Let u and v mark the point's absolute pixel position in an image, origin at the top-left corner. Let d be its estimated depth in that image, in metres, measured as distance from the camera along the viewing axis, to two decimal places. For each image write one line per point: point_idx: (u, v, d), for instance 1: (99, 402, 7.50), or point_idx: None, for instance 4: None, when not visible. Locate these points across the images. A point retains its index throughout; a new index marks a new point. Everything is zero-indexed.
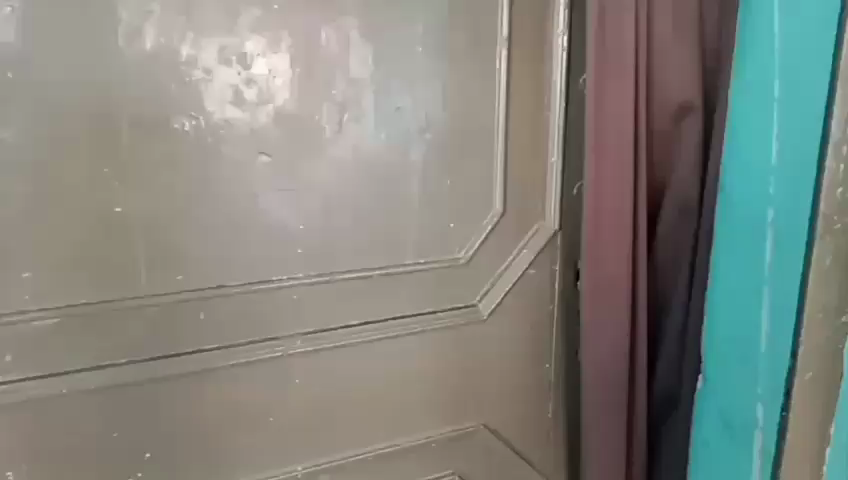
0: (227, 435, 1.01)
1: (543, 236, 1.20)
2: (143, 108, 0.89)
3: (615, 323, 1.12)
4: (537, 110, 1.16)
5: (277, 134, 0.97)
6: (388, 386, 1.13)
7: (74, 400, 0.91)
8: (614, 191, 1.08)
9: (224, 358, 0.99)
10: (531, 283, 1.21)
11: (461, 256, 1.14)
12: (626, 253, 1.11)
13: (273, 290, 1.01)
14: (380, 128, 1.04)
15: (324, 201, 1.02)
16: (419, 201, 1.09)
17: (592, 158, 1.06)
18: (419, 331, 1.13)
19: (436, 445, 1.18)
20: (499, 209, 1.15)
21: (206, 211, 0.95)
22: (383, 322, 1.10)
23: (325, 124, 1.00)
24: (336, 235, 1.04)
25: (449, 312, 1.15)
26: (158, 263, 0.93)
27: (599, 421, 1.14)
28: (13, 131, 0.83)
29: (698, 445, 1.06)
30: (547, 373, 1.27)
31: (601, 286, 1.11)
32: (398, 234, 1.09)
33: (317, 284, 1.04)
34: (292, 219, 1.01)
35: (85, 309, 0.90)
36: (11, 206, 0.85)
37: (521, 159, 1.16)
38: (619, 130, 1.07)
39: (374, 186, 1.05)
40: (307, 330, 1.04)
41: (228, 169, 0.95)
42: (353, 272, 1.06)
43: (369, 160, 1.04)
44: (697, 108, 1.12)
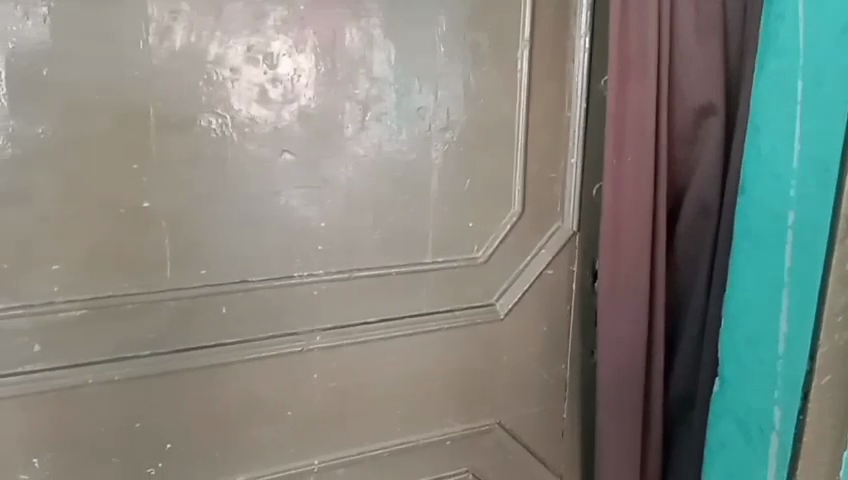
0: (246, 428, 1.03)
1: (561, 237, 1.20)
2: (170, 106, 0.91)
3: (632, 322, 1.13)
4: (557, 111, 1.17)
5: (300, 132, 0.99)
6: (405, 383, 1.14)
7: (99, 391, 0.94)
8: (633, 192, 1.09)
9: (245, 353, 1.01)
10: (548, 284, 1.22)
11: (480, 256, 1.14)
12: (644, 253, 1.11)
13: (294, 286, 1.02)
14: (401, 127, 1.05)
15: (345, 199, 1.04)
16: (438, 201, 1.10)
17: (611, 157, 1.07)
18: (436, 329, 1.14)
19: (451, 443, 1.19)
20: (517, 209, 1.16)
21: (230, 207, 0.97)
22: (401, 319, 1.11)
23: (348, 123, 1.02)
24: (356, 233, 1.05)
25: (466, 311, 1.16)
26: (182, 258, 0.95)
27: (613, 421, 1.15)
28: (47, 127, 0.86)
29: (712, 447, 1.07)
30: (562, 374, 1.27)
31: (619, 285, 1.11)
32: (417, 233, 1.10)
33: (337, 281, 1.05)
34: (313, 217, 1.02)
35: (110, 302, 0.92)
36: (42, 201, 0.87)
37: (540, 160, 1.17)
38: (640, 132, 1.07)
39: (395, 185, 1.07)
40: (326, 326, 1.06)
41: (252, 167, 0.97)
42: (373, 269, 1.07)
43: (390, 159, 1.06)
44: (719, 110, 1.11)
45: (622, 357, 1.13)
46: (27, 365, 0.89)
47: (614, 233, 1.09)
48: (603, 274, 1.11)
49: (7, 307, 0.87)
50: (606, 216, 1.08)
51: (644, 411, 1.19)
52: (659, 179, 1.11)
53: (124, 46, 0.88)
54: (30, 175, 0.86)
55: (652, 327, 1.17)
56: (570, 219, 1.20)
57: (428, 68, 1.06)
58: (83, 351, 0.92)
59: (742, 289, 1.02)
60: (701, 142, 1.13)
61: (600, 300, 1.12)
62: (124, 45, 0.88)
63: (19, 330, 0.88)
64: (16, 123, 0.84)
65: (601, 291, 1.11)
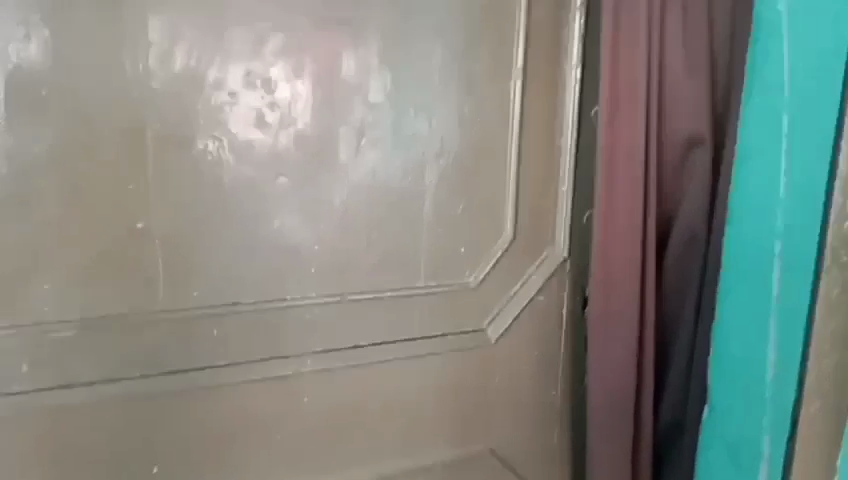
0: (235, 452, 1.02)
1: (552, 262, 1.21)
2: (168, 128, 0.92)
3: (623, 347, 1.13)
4: (549, 139, 1.19)
5: (296, 156, 1.00)
6: (396, 408, 1.14)
7: (87, 412, 0.93)
8: (625, 219, 1.10)
9: (235, 375, 1.00)
10: (539, 309, 1.22)
11: (471, 281, 1.15)
12: (634, 277, 1.12)
13: (287, 309, 1.03)
14: (396, 153, 1.07)
15: (339, 223, 1.04)
16: (432, 226, 1.11)
17: (603, 181, 1.09)
18: (428, 353, 1.14)
19: (441, 469, 1.18)
20: (509, 235, 1.17)
21: (225, 229, 0.97)
22: (392, 343, 1.11)
23: (344, 148, 1.03)
24: (349, 257, 1.06)
25: (457, 336, 1.16)
26: (176, 279, 0.95)
27: (603, 446, 1.15)
28: (45, 147, 0.86)
29: (701, 471, 1.08)
30: (553, 400, 1.28)
31: (609, 308, 1.12)
32: (410, 257, 1.10)
33: (329, 304, 1.05)
34: (306, 240, 1.03)
35: (102, 322, 0.91)
36: (37, 220, 0.87)
37: (532, 186, 1.18)
38: (630, 161, 1.09)
39: (389, 210, 1.08)
40: (317, 349, 1.06)
41: (247, 190, 0.98)
42: (365, 293, 1.08)
43: (384, 184, 1.07)
44: (707, 141, 1.14)
45: (613, 383, 1.14)
46: (16, 385, 0.88)
47: (605, 258, 1.11)
48: (594, 299, 1.12)
49: None
50: (598, 242, 1.10)
51: (634, 437, 1.19)
52: (649, 205, 1.13)
53: (125, 69, 0.89)
54: (25, 193, 0.86)
55: (642, 353, 1.18)
56: (561, 246, 1.22)
57: (423, 95, 1.07)
58: (73, 372, 0.91)
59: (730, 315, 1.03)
60: (689, 172, 1.16)
61: (592, 325, 1.13)
62: (125, 67, 0.89)
63: (9, 349, 0.87)
64: (15, 142, 0.85)
65: (592, 316, 1.12)
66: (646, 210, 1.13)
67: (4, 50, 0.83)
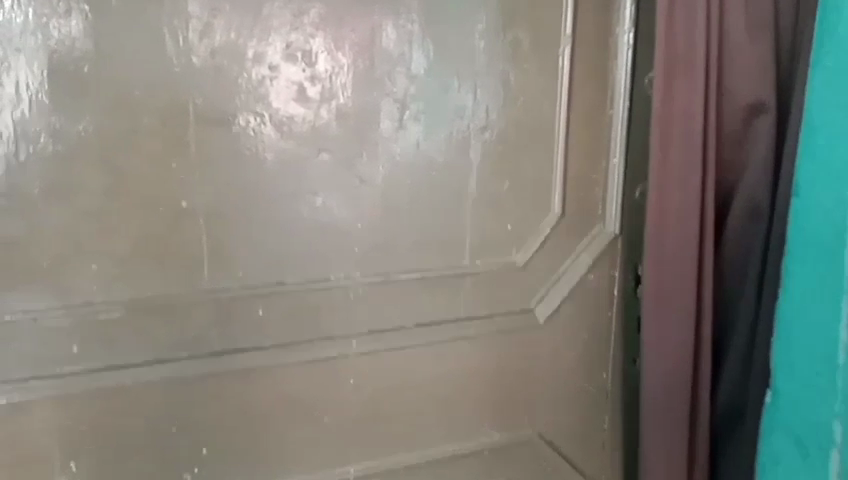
0: (281, 433, 1.02)
1: (602, 240, 1.17)
2: (210, 103, 0.91)
3: (677, 325, 1.08)
4: (599, 111, 1.13)
5: (338, 131, 0.98)
6: (442, 390, 1.11)
7: (135, 392, 0.93)
8: (680, 190, 1.05)
9: (280, 355, 0.99)
10: (588, 289, 1.18)
11: (518, 259, 1.12)
12: (690, 252, 1.07)
13: (330, 288, 1.01)
14: (439, 126, 1.03)
15: (383, 200, 1.02)
16: (476, 202, 1.08)
17: (657, 151, 1.03)
18: (473, 333, 1.11)
19: (488, 452, 1.16)
20: (557, 211, 1.13)
21: (266, 208, 0.96)
22: (438, 323, 1.08)
23: (386, 121, 1.00)
24: (393, 236, 1.04)
25: (504, 316, 1.13)
26: (219, 258, 0.94)
27: (658, 428, 1.11)
28: (87, 125, 0.86)
29: (762, 457, 1.07)
30: (603, 382, 1.23)
31: (664, 285, 1.07)
32: (455, 234, 1.07)
33: (373, 283, 1.03)
34: (349, 218, 1.00)
35: (148, 302, 0.91)
36: (82, 199, 0.87)
37: (580, 161, 1.14)
38: (687, 130, 1.03)
39: (432, 185, 1.05)
40: (362, 329, 1.04)
41: (289, 165, 0.96)
42: (409, 272, 1.05)
43: (428, 159, 1.04)
44: (770, 109, 1.06)
45: (668, 365, 1.09)
46: (65, 365, 0.89)
47: (660, 233, 1.06)
48: (647, 279, 1.07)
49: (46, 306, 0.87)
50: (651, 216, 1.05)
51: (690, 421, 1.14)
52: (707, 177, 1.07)
53: (165, 45, 0.88)
54: (71, 173, 0.86)
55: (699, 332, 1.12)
56: (612, 222, 1.17)
57: (467, 66, 1.04)
58: (121, 351, 0.91)
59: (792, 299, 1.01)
60: (751, 142, 1.08)
61: (646, 307, 1.08)
62: (165, 42, 0.88)
63: (57, 329, 0.88)
64: (58, 121, 0.84)
65: (645, 297, 1.08)
66: (704, 181, 1.06)
67: (46, 28, 0.82)
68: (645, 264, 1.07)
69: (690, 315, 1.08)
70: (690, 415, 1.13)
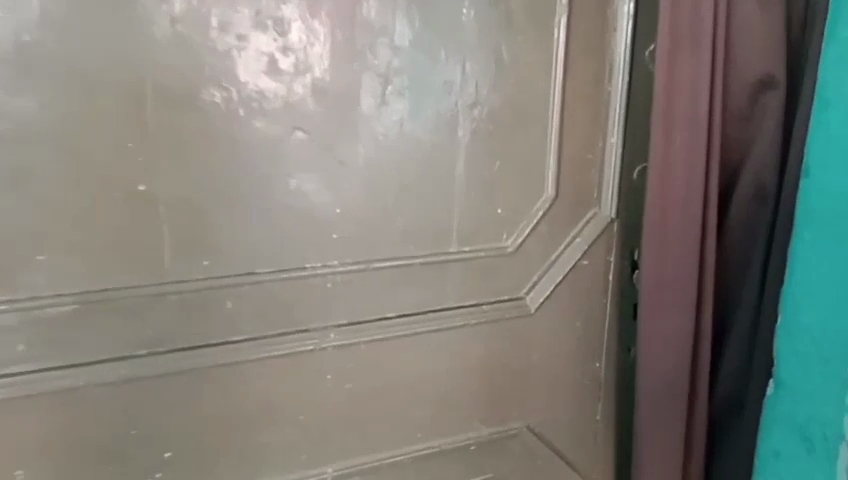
0: (254, 434, 0.94)
1: (598, 224, 1.10)
2: (171, 77, 0.81)
3: (677, 314, 1.02)
4: (596, 86, 1.06)
5: (314, 108, 0.89)
6: (427, 385, 1.04)
7: (91, 394, 0.85)
8: (683, 170, 0.98)
9: (252, 351, 0.92)
10: (583, 276, 1.11)
11: (509, 245, 1.05)
12: (692, 237, 1.00)
13: (306, 279, 0.93)
14: (424, 103, 0.95)
15: (364, 183, 0.94)
16: (464, 185, 1.00)
17: (660, 128, 0.96)
18: (461, 325, 1.04)
19: (476, 448, 1.10)
20: (551, 194, 1.06)
21: (235, 192, 0.87)
22: (424, 314, 1.01)
23: (367, 97, 0.92)
24: (375, 222, 0.96)
25: (494, 305, 1.06)
26: (183, 248, 0.86)
27: (656, 422, 1.06)
28: (29, 100, 0.76)
29: (765, 446, 1.07)
30: (597, 373, 1.17)
31: (664, 272, 1.01)
32: (442, 219, 1.00)
33: (354, 272, 0.95)
34: (327, 202, 0.92)
35: (103, 296, 0.83)
36: (27, 184, 0.78)
37: (576, 140, 1.06)
38: (692, 107, 0.96)
39: (417, 167, 0.96)
40: (342, 321, 0.96)
41: (259, 145, 0.87)
42: (393, 260, 0.97)
43: (413, 139, 0.95)
44: (780, 84, 0.99)
45: (664, 357, 1.04)
46: (11, 367, 0.80)
47: (662, 217, 0.99)
48: (645, 267, 1.01)
49: None
50: (652, 199, 0.98)
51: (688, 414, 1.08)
52: (712, 157, 1.00)
53: (118, 10, 0.78)
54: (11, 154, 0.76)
55: (699, 322, 1.06)
56: (608, 205, 1.10)
57: (455, 36, 0.95)
58: (75, 350, 0.83)
59: (799, 291, 1.00)
60: (758, 120, 1.01)
61: (644, 295, 1.02)
62: (118, 7, 0.78)
63: (2, 327, 0.79)
64: None
65: (644, 287, 1.01)
66: (709, 161, 0.99)
67: None
68: (643, 251, 1.00)
69: (691, 304, 1.03)
70: (689, 407, 1.08)
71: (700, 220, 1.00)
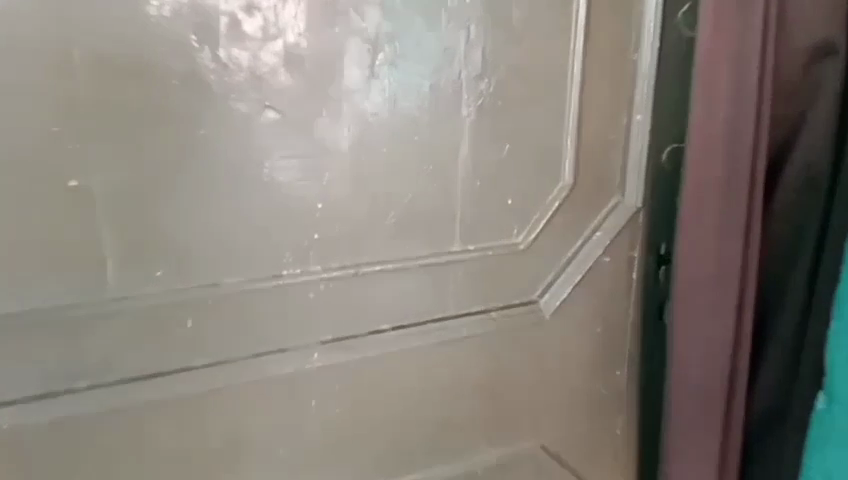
0: (223, 473, 0.80)
1: (620, 215, 0.96)
2: (105, 42, 0.64)
3: (711, 313, 0.90)
4: (621, 54, 0.90)
5: (288, 82, 0.73)
6: (428, 406, 0.90)
7: (21, 439, 0.69)
8: (725, 148, 0.84)
9: (218, 378, 0.76)
10: (603, 275, 0.97)
11: (521, 243, 0.90)
12: (734, 225, 0.87)
13: (283, 289, 0.77)
14: (421, 75, 0.79)
15: (350, 172, 0.78)
16: (469, 173, 0.84)
17: (699, 97, 0.83)
18: (467, 336, 0.89)
19: (483, 474, 0.96)
20: (568, 181, 0.91)
21: (193, 187, 0.71)
22: (422, 325, 0.87)
23: (352, 67, 0.75)
24: (365, 220, 0.80)
25: (504, 312, 0.91)
26: (131, 256, 0.70)
27: (685, 434, 0.93)
28: None
29: (810, 472, 0.93)
30: (617, 383, 1.04)
31: (700, 265, 0.88)
32: (444, 213, 0.84)
33: (339, 280, 0.80)
34: (307, 197, 0.76)
35: (30, 320, 0.67)
36: None
37: (597, 118, 0.91)
38: (739, 73, 0.82)
39: (414, 153, 0.81)
40: (326, 339, 0.81)
41: (223, 129, 0.71)
42: (387, 264, 0.82)
43: (408, 118, 0.79)
44: (841, 51, 0.85)
45: (698, 367, 0.91)
46: None
47: (700, 202, 0.85)
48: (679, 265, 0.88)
49: None
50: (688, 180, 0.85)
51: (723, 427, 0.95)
52: (762, 134, 0.85)
53: None
54: None
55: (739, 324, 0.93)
56: (632, 193, 0.96)
57: None
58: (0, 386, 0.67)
59: None
60: (814, 92, 0.87)
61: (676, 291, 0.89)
62: None
63: None
64: None
65: (677, 281, 0.88)
66: (759, 138, 0.85)
67: None
68: (678, 245, 0.87)
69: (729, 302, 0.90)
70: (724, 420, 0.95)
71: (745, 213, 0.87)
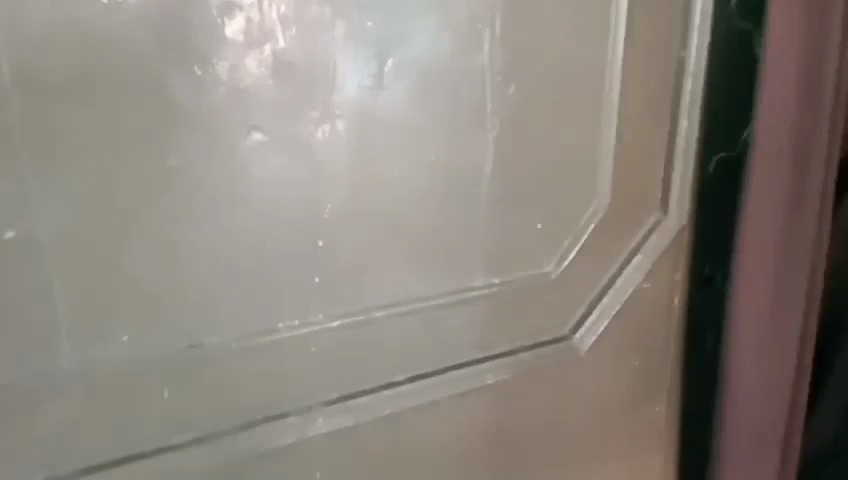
0: None
1: (660, 235, 0.84)
2: (41, 48, 0.48)
3: (781, 329, 0.78)
4: (664, 52, 0.78)
5: (278, 98, 0.58)
6: (450, 465, 0.76)
7: None
8: (798, 140, 0.73)
9: (200, 459, 0.61)
10: (643, 302, 0.85)
11: (551, 271, 0.77)
12: (806, 229, 0.76)
13: (279, 346, 0.63)
14: (439, 83, 0.65)
15: (355, 202, 0.64)
16: (495, 196, 0.71)
17: (767, 83, 0.73)
18: (492, 384, 0.76)
19: None
20: (603, 199, 0.79)
21: (165, 229, 0.56)
22: (442, 374, 0.73)
23: (354, 76, 0.61)
24: (375, 258, 0.66)
25: (534, 353, 0.78)
26: (89, 317, 0.55)
27: (741, 461, 0.82)
28: None
29: None
30: (658, 421, 0.91)
31: (767, 273, 0.77)
32: (466, 245, 0.71)
33: (345, 330, 0.66)
34: (303, 235, 0.62)
35: None
36: None
37: (636, 126, 0.79)
38: (815, 56, 0.71)
39: (431, 177, 0.67)
40: (331, 400, 0.67)
41: (196, 157, 0.55)
42: (401, 308, 0.69)
43: (423, 134, 0.65)
44: None
45: (760, 402, 0.81)
46: None
47: (766, 199, 0.75)
48: (740, 279, 0.78)
49: None
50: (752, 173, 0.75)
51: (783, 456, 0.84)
52: (836, 125, 0.76)
53: None
54: None
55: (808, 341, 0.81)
56: (675, 209, 0.84)
57: None
58: None
59: None
60: None
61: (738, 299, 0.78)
62: None
63: None
64: None
65: (737, 288, 0.78)
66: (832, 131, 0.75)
67: None
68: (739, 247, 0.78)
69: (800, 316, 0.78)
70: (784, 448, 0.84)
71: (817, 223, 0.77)
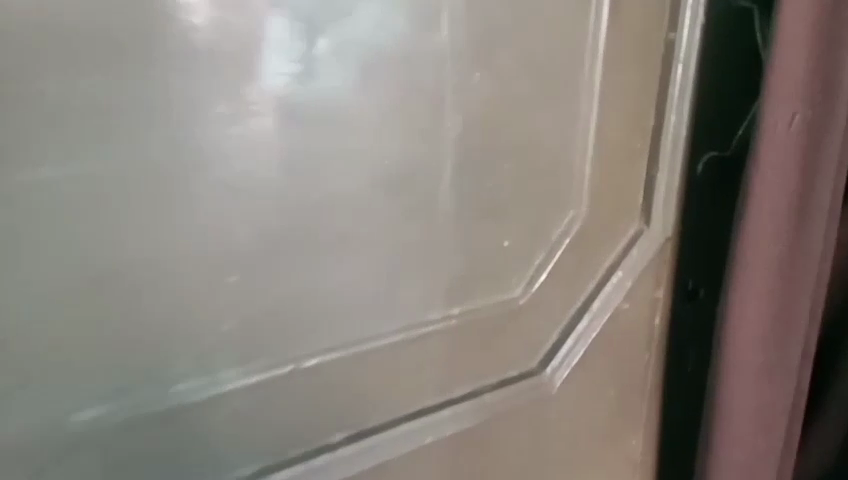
0: None
1: (642, 247, 0.72)
2: None
3: (781, 348, 0.69)
4: (649, 36, 0.66)
5: (165, 85, 0.42)
6: None
7: None
8: (814, 136, 0.63)
9: None
10: (621, 324, 0.74)
11: (520, 296, 0.64)
12: (814, 236, 0.66)
13: (175, 414, 0.47)
14: (387, 68, 0.50)
15: (276, 223, 0.48)
16: (458, 208, 0.57)
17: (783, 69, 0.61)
18: (451, 435, 0.62)
19: None
20: (580, 208, 0.66)
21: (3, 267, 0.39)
22: (393, 429, 0.59)
23: (273, 57, 0.45)
24: (304, 293, 0.51)
25: (500, 392, 0.65)
26: None
27: None
28: None
29: None
30: (633, 453, 0.80)
31: (772, 286, 0.66)
32: (421, 269, 0.57)
33: (268, 386, 0.51)
34: (207, 269, 0.46)
35: None
36: None
37: (617, 121, 0.67)
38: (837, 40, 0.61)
39: (376, 187, 0.52)
40: (248, 474, 0.51)
41: (42, 169, 0.39)
42: (339, 353, 0.54)
43: (366, 133, 0.51)
44: None
45: (758, 430, 0.71)
46: None
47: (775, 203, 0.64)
48: (738, 295, 0.67)
49: None
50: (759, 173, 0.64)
51: None
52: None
53: None
54: None
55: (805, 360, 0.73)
56: (660, 217, 0.72)
57: None
58: None
59: None
60: None
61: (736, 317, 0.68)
62: None
63: None
64: None
65: (735, 305, 0.68)
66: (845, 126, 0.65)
67: None
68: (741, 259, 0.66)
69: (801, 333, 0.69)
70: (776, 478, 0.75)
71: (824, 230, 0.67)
